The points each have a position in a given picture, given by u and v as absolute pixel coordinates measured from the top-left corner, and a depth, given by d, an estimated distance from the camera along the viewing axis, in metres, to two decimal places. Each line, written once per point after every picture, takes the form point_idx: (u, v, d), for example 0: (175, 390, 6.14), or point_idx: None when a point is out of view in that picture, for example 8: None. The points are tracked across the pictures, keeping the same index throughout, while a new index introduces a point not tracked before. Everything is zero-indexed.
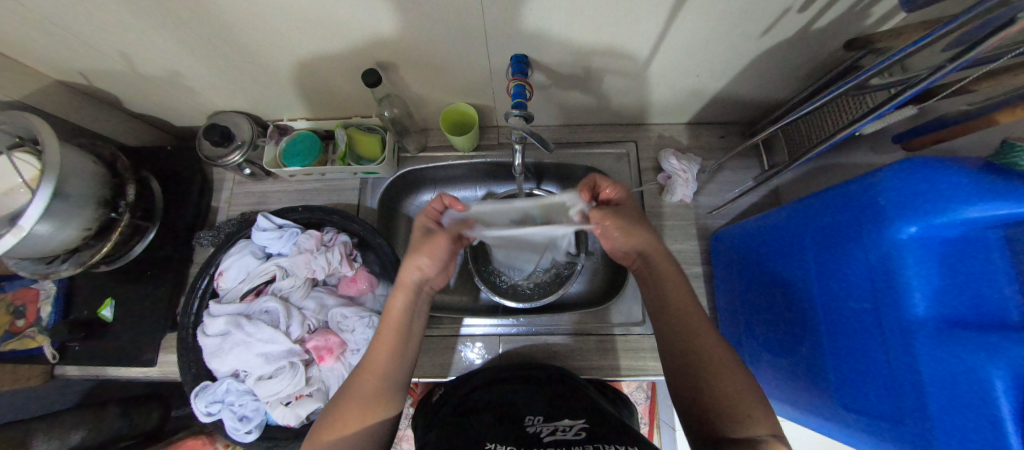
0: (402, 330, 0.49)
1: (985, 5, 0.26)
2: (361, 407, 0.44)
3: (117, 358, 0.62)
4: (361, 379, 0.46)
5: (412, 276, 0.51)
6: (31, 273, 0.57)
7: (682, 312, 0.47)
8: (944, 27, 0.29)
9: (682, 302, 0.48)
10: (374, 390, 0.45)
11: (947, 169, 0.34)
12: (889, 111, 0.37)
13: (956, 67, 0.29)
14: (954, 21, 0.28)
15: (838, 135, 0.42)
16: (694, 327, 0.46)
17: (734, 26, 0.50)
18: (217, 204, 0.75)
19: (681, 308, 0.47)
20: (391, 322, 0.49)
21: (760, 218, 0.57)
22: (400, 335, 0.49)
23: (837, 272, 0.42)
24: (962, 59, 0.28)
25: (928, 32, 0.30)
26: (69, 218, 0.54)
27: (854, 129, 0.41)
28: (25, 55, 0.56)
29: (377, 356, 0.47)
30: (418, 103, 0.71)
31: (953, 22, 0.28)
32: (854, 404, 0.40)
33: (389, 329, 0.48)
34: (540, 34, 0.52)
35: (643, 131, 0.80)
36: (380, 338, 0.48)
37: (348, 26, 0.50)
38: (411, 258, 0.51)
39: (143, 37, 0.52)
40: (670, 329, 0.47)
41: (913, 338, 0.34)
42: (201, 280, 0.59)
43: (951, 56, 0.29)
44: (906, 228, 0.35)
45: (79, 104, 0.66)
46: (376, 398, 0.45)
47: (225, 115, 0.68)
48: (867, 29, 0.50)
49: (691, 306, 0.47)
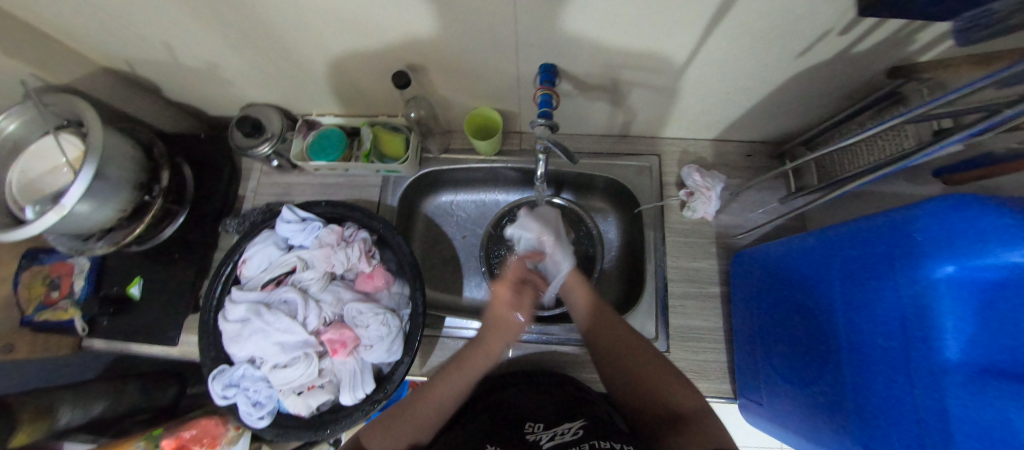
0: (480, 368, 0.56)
1: None
2: (406, 427, 0.51)
3: (142, 335, 0.65)
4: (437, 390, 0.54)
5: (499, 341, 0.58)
6: (67, 249, 0.60)
7: (629, 355, 0.53)
8: (1000, 73, 0.27)
9: (630, 348, 0.54)
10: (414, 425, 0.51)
11: (990, 208, 0.32)
12: (940, 150, 0.35)
13: (1015, 114, 0.27)
14: (1010, 69, 0.26)
15: (883, 171, 0.41)
16: (643, 367, 0.52)
17: (770, 45, 0.49)
18: (243, 193, 0.77)
19: (625, 352, 0.54)
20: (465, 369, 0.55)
21: (785, 242, 0.56)
22: (468, 381, 0.54)
23: (867, 308, 0.41)
24: (1020, 107, 0.26)
25: (985, 75, 0.28)
26: (107, 198, 0.56)
27: (899, 163, 0.39)
28: (79, 42, 0.59)
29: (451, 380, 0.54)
30: (445, 106, 0.72)
31: (1009, 70, 0.26)
32: (873, 445, 0.39)
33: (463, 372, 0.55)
34: (572, 40, 0.51)
35: (666, 145, 0.79)
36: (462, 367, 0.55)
37: (383, 27, 0.50)
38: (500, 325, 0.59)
39: (187, 29, 0.54)
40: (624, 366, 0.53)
41: (944, 383, 0.33)
42: (226, 265, 0.61)
43: (1009, 103, 0.28)
44: (943, 267, 0.33)
45: (124, 89, 0.69)
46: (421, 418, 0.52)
47: (257, 107, 0.70)
48: (910, 55, 0.48)
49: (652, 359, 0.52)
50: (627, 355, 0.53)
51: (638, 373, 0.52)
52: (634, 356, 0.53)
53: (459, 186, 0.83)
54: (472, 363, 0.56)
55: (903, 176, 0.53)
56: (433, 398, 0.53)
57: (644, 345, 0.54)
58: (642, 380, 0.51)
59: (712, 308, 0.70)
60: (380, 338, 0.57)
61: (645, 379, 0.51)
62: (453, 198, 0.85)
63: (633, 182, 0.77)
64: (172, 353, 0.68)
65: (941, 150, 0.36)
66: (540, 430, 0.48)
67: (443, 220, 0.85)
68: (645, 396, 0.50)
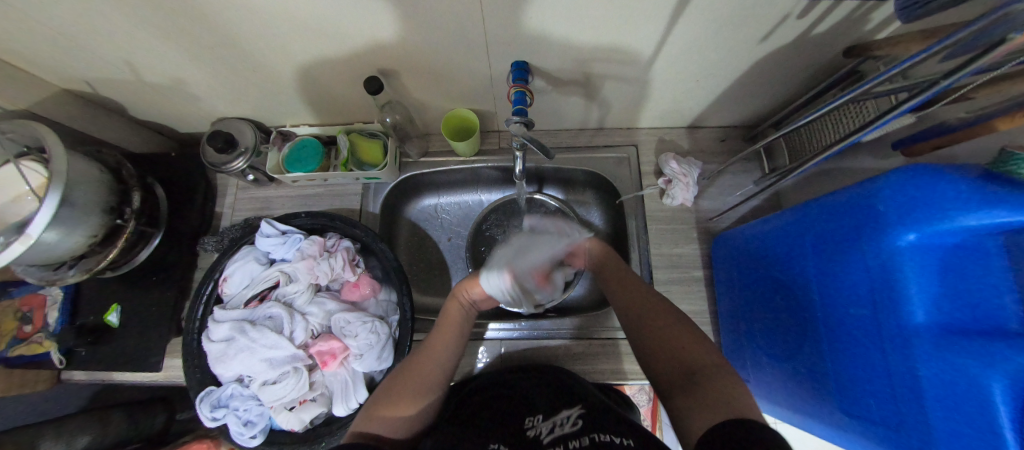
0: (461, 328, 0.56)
1: (979, 22, 0.26)
2: (413, 393, 0.48)
3: (124, 362, 0.63)
4: (422, 358, 0.52)
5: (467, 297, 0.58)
6: (38, 279, 0.58)
7: (650, 314, 0.50)
8: (938, 43, 0.29)
9: (656, 311, 0.50)
10: (414, 386, 0.49)
11: (948, 177, 0.34)
12: (889, 122, 0.37)
13: (951, 82, 0.30)
14: (947, 39, 0.28)
15: (834, 147, 0.43)
16: (661, 328, 0.48)
17: (733, 31, 0.51)
18: (220, 210, 0.76)
19: (648, 311, 0.51)
20: (449, 325, 0.55)
21: (761, 223, 0.57)
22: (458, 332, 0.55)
23: (838, 280, 0.42)
24: (958, 74, 0.28)
25: (924, 47, 0.30)
26: (76, 225, 0.55)
27: (851, 139, 0.41)
28: (33, 64, 0.57)
29: (439, 349, 0.53)
30: (420, 110, 0.72)
31: (946, 41, 0.28)
32: (853, 410, 0.40)
33: (449, 330, 0.55)
34: (541, 37, 0.51)
35: (643, 135, 0.80)
36: (443, 331, 0.55)
37: (348, 32, 0.50)
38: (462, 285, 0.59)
39: (147, 45, 0.53)
40: (645, 322, 0.50)
41: (913, 346, 0.34)
42: (206, 285, 0.60)
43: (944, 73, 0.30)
44: (905, 236, 0.35)
45: (86, 111, 0.67)
46: (421, 386, 0.49)
47: (228, 122, 0.69)
48: (865, 35, 0.50)
49: (667, 316, 0.49)
50: (648, 316, 0.50)
51: (650, 331, 0.49)
52: (651, 312, 0.50)
53: (441, 189, 0.83)
54: (448, 318, 0.56)
55: (866, 152, 0.55)
56: (431, 355, 0.52)
57: (663, 306, 0.51)
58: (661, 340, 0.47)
59: (696, 291, 0.71)
60: (369, 346, 0.56)
61: (657, 339, 0.47)
62: (437, 201, 0.85)
63: (612, 173, 0.78)
64: (157, 378, 0.66)
65: (887, 122, 0.38)
66: (539, 422, 0.48)
67: (428, 223, 0.84)
68: (658, 357, 0.46)
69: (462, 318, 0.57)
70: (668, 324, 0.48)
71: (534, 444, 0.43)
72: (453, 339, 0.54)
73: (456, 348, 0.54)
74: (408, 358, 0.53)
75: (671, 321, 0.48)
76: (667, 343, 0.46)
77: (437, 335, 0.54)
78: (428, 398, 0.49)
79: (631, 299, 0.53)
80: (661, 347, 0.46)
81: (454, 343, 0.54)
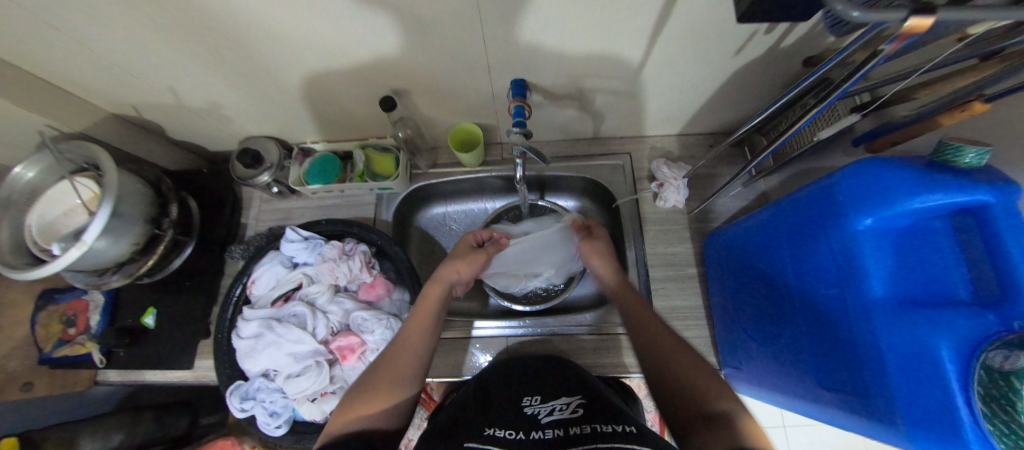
0: (432, 319, 0.57)
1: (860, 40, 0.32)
2: (397, 381, 0.49)
3: (157, 362, 0.68)
4: (395, 353, 0.52)
5: (450, 275, 0.62)
6: (84, 284, 0.63)
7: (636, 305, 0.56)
8: (841, 53, 0.35)
9: (637, 307, 0.56)
10: (394, 377, 0.50)
11: (893, 167, 0.39)
12: (822, 114, 0.43)
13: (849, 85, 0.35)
14: (845, 50, 0.34)
15: (783, 137, 0.49)
16: (648, 319, 0.53)
17: (708, 47, 0.57)
18: (245, 221, 0.82)
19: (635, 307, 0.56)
20: (421, 312, 0.57)
21: (743, 221, 0.61)
22: (429, 325, 0.56)
23: (811, 265, 0.47)
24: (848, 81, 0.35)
25: (833, 55, 0.36)
26: (122, 233, 0.61)
27: (797, 128, 0.46)
28: (91, 92, 0.65)
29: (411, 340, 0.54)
30: (429, 125, 0.79)
31: (843, 52, 0.34)
32: (834, 385, 0.44)
33: (422, 317, 0.56)
34: (536, 55, 0.58)
35: (635, 143, 0.86)
36: (414, 319, 0.56)
37: (368, 55, 0.57)
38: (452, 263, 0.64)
39: (192, 73, 0.60)
40: (639, 315, 0.54)
41: (874, 317, 0.38)
42: (235, 287, 0.65)
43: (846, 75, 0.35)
44: (862, 220, 0.39)
45: (130, 133, 0.74)
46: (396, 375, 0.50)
47: (254, 139, 0.76)
48: (828, 47, 0.56)
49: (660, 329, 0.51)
50: (638, 315, 0.54)
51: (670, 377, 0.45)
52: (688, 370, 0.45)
53: (449, 198, 0.89)
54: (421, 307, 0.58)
55: (839, 151, 0.61)
56: (406, 348, 0.53)
57: (648, 312, 0.54)
58: (659, 344, 0.49)
59: (691, 287, 0.75)
60: (384, 342, 0.61)
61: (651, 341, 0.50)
62: (445, 209, 0.90)
63: (608, 179, 0.83)
64: (187, 378, 0.70)
65: (820, 115, 0.43)
66: (536, 404, 0.52)
67: (437, 230, 0.90)
68: (655, 365, 0.48)
69: (435, 308, 0.58)
70: (662, 333, 0.51)
71: (535, 423, 0.47)
72: (423, 329, 0.55)
73: (428, 338, 0.55)
74: (385, 349, 0.54)
75: (706, 378, 0.43)
76: (692, 396, 0.42)
77: (409, 323, 0.55)
78: (401, 388, 0.49)
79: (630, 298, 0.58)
80: (681, 392, 0.43)
81: (427, 334, 0.55)
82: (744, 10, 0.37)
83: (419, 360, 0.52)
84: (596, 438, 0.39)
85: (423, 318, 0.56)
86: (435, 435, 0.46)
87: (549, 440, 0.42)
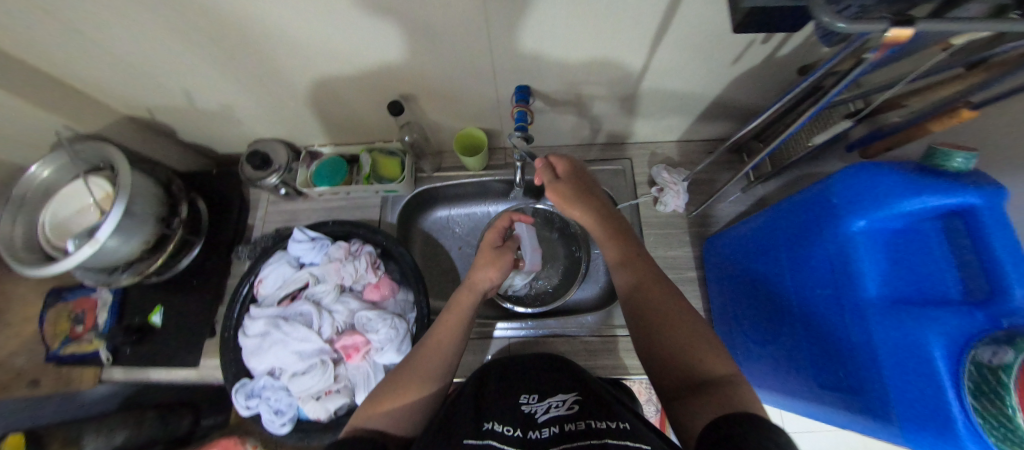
0: (466, 317, 0.58)
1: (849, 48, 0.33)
2: (420, 379, 0.51)
3: (163, 360, 0.69)
4: (424, 351, 0.54)
5: (483, 283, 0.61)
6: (95, 282, 0.65)
7: (640, 269, 0.53)
8: (830, 62, 0.37)
9: (642, 272, 0.53)
10: (420, 375, 0.52)
11: (887, 171, 0.40)
12: (814, 119, 0.44)
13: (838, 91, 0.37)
14: (834, 59, 0.36)
15: (777, 141, 0.51)
16: (648, 283, 0.51)
17: (706, 55, 0.59)
18: (253, 222, 0.83)
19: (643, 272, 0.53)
20: (457, 308, 0.58)
21: (741, 225, 0.62)
22: (463, 323, 0.57)
23: (807, 265, 0.48)
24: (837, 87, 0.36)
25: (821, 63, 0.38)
26: (133, 232, 0.62)
27: (790, 132, 0.48)
28: (107, 95, 0.67)
29: (440, 337, 0.55)
30: (435, 130, 0.81)
31: (832, 61, 0.36)
32: (831, 382, 0.45)
33: (457, 314, 0.57)
34: (540, 62, 0.60)
35: (636, 149, 0.88)
36: (448, 317, 0.57)
37: (377, 61, 0.59)
38: (483, 268, 0.62)
39: (206, 77, 0.62)
40: (641, 282, 0.52)
41: (869, 316, 0.39)
42: (243, 287, 0.66)
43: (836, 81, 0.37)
44: (856, 222, 0.41)
45: (143, 135, 0.76)
46: (424, 373, 0.52)
47: (263, 142, 0.77)
48: (822, 56, 0.58)
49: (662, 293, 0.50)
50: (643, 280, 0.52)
51: (662, 345, 0.46)
52: (682, 342, 0.44)
53: (452, 201, 0.90)
54: (460, 302, 0.59)
55: (835, 157, 0.62)
56: (435, 348, 0.54)
57: (653, 277, 0.52)
58: (656, 311, 0.48)
59: (691, 290, 0.76)
60: (388, 342, 0.61)
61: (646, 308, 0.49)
62: (449, 213, 0.92)
63: (609, 184, 0.85)
64: (191, 377, 0.71)
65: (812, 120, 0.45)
66: (535, 401, 0.52)
67: (440, 233, 0.91)
68: (651, 337, 0.47)
69: (470, 306, 0.59)
70: (662, 302, 0.49)
71: (530, 421, 0.47)
72: (456, 330, 0.56)
73: (457, 337, 0.56)
74: (412, 351, 0.55)
75: (701, 350, 0.43)
76: (685, 369, 0.42)
77: (445, 317, 0.57)
78: (428, 386, 0.51)
79: (631, 262, 0.54)
80: (674, 359, 0.44)
81: (456, 335, 0.56)
82: (739, 23, 0.38)
83: (447, 357, 0.54)
84: (591, 436, 0.40)
85: (458, 316, 0.57)
86: (434, 425, 0.46)
87: (548, 438, 0.42)
